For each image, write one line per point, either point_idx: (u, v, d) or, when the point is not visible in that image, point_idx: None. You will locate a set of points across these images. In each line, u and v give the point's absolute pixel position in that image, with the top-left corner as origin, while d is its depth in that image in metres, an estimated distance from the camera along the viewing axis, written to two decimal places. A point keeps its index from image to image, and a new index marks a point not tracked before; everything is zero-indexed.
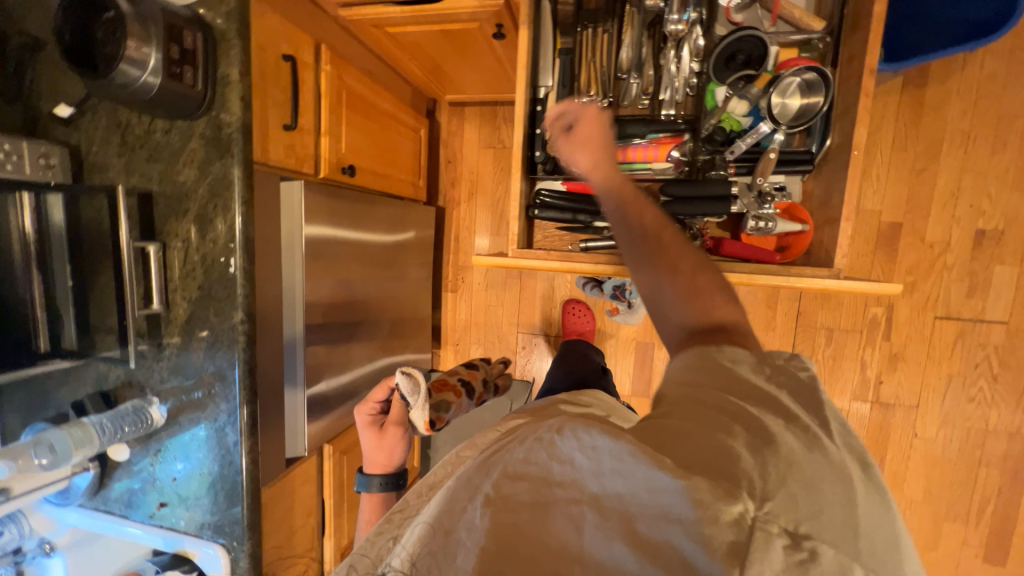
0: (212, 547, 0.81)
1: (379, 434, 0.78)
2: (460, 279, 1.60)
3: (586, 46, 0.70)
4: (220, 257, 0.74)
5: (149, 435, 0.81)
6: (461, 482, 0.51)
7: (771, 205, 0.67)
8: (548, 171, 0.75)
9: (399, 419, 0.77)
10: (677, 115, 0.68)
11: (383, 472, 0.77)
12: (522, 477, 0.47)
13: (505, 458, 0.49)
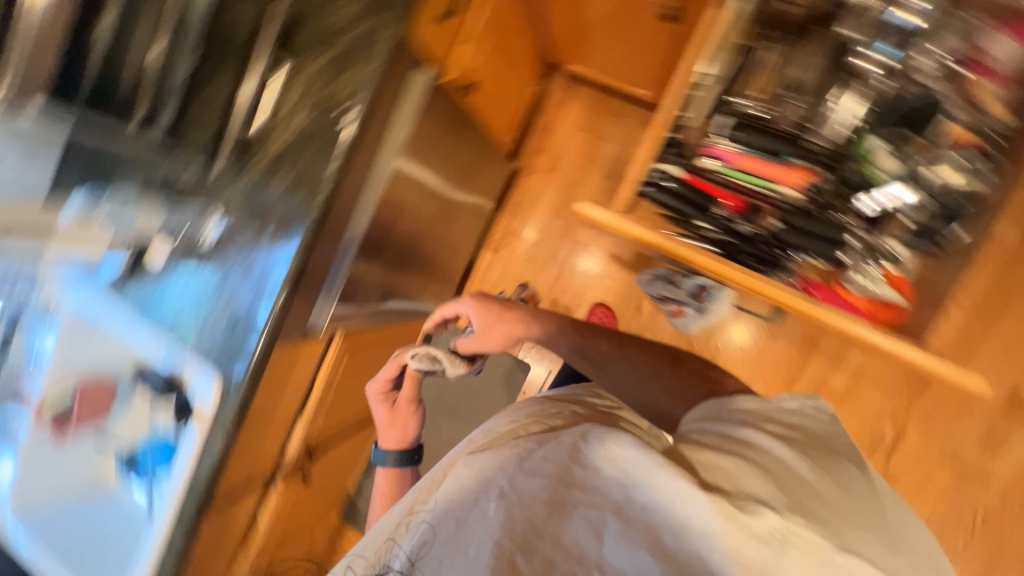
0: (208, 377, 0.80)
1: (388, 414, 1.03)
2: (506, 243, 1.62)
3: (768, 60, 0.84)
4: (337, 105, 0.75)
5: (196, 247, 0.82)
6: (470, 473, 0.57)
7: (875, 265, 0.85)
8: (676, 153, 0.86)
9: (409, 398, 1.02)
10: (828, 150, 0.81)
11: (398, 447, 1.03)
12: (540, 476, 0.54)
13: (518, 457, 0.57)
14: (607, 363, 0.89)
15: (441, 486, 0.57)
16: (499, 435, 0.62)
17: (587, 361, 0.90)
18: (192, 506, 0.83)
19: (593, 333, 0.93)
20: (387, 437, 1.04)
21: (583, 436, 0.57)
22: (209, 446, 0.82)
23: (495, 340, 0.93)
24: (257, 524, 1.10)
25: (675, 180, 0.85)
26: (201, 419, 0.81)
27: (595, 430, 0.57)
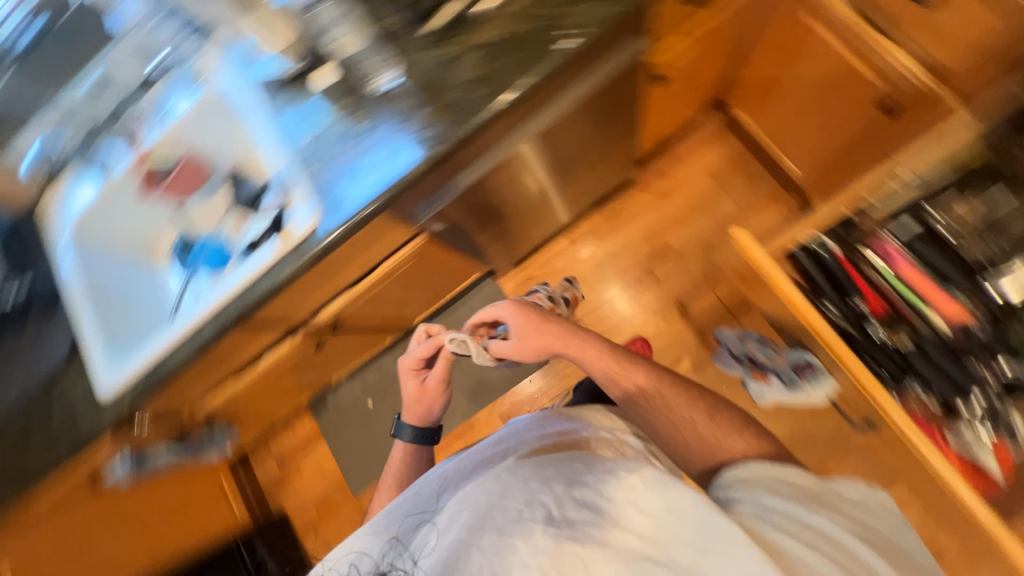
0: (310, 207, 0.81)
1: (415, 387, 1.08)
2: (584, 240, 1.64)
3: (985, 193, 0.85)
4: (560, 28, 0.73)
5: (359, 88, 0.83)
6: (519, 485, 0.68)
7: (989, 431, 0.84)
8: (841, 231, 0.88)
9: (436, 380, 1.07)
10: (1002, 304, 0.82)
11: (417, 423, 1.07)
12: (586, 508, 0.63)
13: (565, 483, 0.67)
14: (641, 402, 0.87)
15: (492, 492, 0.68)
16: (547, 457, 0.73)
17: (619, 393, 0.89)
18: (234, 312, 0.84)
19: (627, 369, 0.91)
20: (409, 410, 1.08)
21: (626, 476, 0.66)
22: (277, 268, 0.82)
23: (530, 346, 1.00)
24: (261, 359, 1.13)
25: (829, 254, 0.87)
26: (283, 241, 0.82)
27: (650, 474, 0.64)
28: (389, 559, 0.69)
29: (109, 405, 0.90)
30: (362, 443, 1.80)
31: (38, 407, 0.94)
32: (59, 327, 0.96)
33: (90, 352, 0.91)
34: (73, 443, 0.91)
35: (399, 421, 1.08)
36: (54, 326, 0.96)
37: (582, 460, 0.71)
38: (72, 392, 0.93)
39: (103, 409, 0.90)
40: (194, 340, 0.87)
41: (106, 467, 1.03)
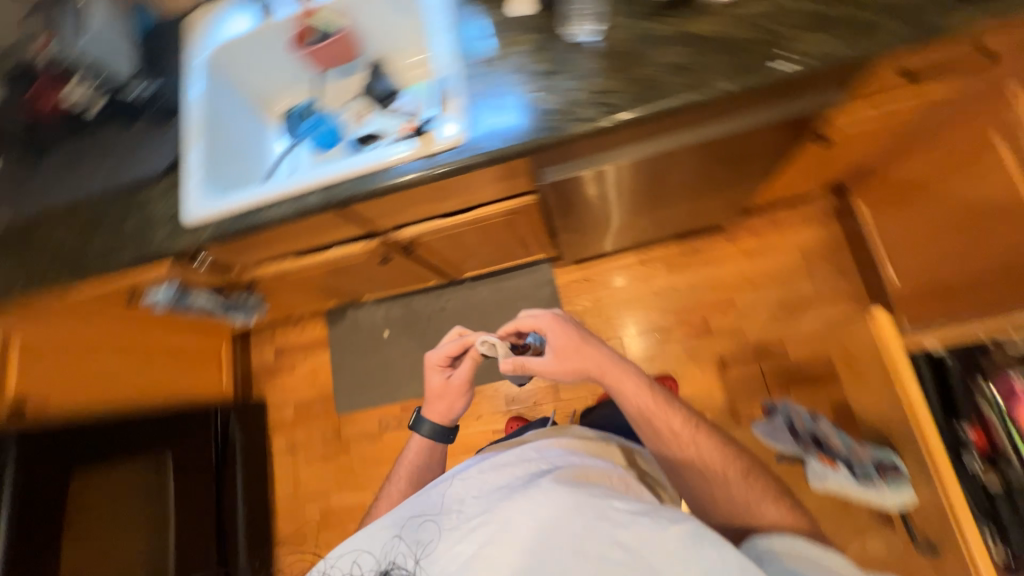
0: (459, 122, 0.79)
1: (439, 382, 1.08)
2: (653, 265, 1.62)
3: None
4: (784, 48, 0.70)
5: (552, 31, 0.81)
6: (538, 512, 0.67)
7: None
8: (974, 357, 0.95)
9: (460, 380, 1.07)
10: None
11: (439, 420, 1.07)
12: (606, 550, 0.63)
13: (589, 520, 0.65)
14: (675, 450, 0.85)
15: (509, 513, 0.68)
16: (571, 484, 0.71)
17: (651, 436, 0.87)
18: (343, 195, 0.83)
19: (662, 413, 0.87)
20: (430, 406, 1.09)
21: (654, 526, 0.64)
22: (404, 171, 0.81)
23: (565, 366, 0.94)
24: (327, 248, 1.09)
25: (953, 372, 0.96)
26: (420, 146, 0.80)
27: (687, 530, 0.62)
28: (389, 557, 0.71)
29: (186, 230, 0.88)
30: (365, 369, 1.79)
31: (119, 206, 0.94)
32: (165, 140, 0.95)
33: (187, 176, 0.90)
34: (138, 252, 0.91)
35: (420, 417, 1.09)
36: (161, 136, 0.96)
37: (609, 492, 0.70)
38: (156, 204, 0.92)
39: (180, 231, 0.89)
40: (293, 202, 0.85)
41: (146, 291, 1.04)
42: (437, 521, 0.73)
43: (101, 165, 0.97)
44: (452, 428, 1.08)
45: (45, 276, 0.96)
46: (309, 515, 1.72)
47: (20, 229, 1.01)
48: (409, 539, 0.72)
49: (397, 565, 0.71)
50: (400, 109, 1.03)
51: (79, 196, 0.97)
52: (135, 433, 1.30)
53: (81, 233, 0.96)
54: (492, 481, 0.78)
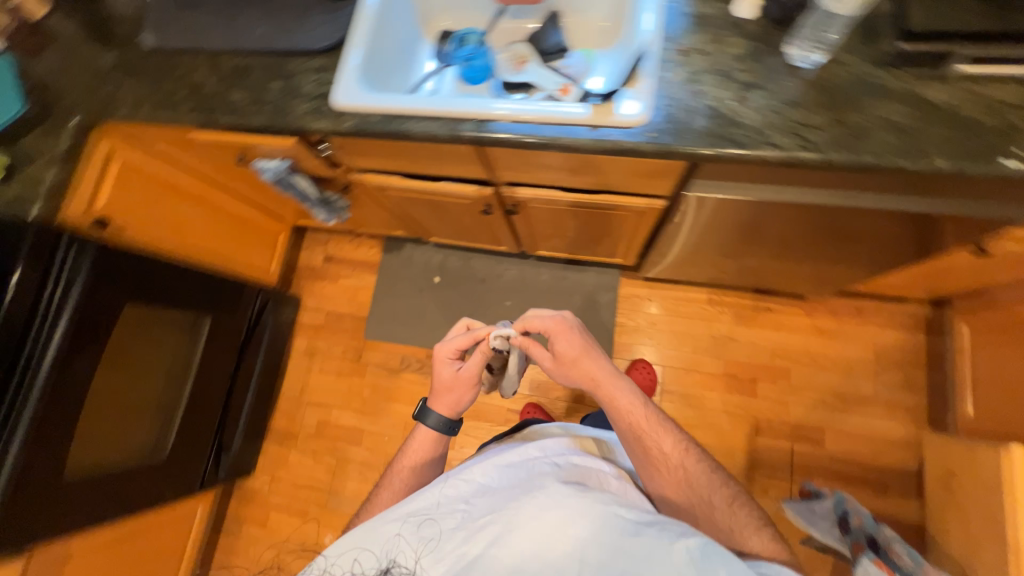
0: (645, 102, 0.75)
1: (449, 373, 0.95)
2: (720, 309, 1.57)
3: None
4: (1020, 146, 0.65)
5: (771, 42, 0.75)
6: (544, 518, 0.65)
7: None
8: None
9: (472, 372, 0.94)
10: None
11: (446, 413, 0.93)
12: (613, 560, 0.61)
13: (592, 531, 0.63)
14: (660, 468, 0.83)
15: (513, 516, 0.66)
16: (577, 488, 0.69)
17: (638, 454, 0.85)
18: (496, 135, 0.80)
19: (651, 430, 0.86)
20: (436, 399, 0.95)
21: (661, 537, 0.62)
22: (566, 132, 0.78)
23: (564, 371, 0.92)
24: (441, 181, 1.06)
25: None
26: (593, 113, 0.76)
27: (694, 547, 0.60)
28: (389, 555, 0.68)
29: (328, 114, 0.86)
30: (403, 305, 1.79)
31: (268, 68, 0.93)
32: (330, 17, 0.92)
33: (346, 64, 0.87)
34: (274, 118, 0.89)
35: (424, 410, 0.94)
36: (327, 11, 0.93)
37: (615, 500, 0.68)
38: (304, 78, 0.90)
39: (322, 112, 0.87)
40: (443, 124, 0.82)
41: (258, 159, 1.05)
42: (438, 519, 0.70)
43: (261, 21, 0.95)
44: (458, 422, 0.95)
45: (173, 110, 0.96)
46: (305, 420, 1.75)
47: (161, 57, 1.00)
48: (411, 537, 0.69)
49: (398, 564, 0.67)
50: (565, 68, 0.99)
51: (229, 45, 0.95)
52: (188, 288, 1.32)
53: (222, 80, 0.94)
54: (495, 476, 0.76)
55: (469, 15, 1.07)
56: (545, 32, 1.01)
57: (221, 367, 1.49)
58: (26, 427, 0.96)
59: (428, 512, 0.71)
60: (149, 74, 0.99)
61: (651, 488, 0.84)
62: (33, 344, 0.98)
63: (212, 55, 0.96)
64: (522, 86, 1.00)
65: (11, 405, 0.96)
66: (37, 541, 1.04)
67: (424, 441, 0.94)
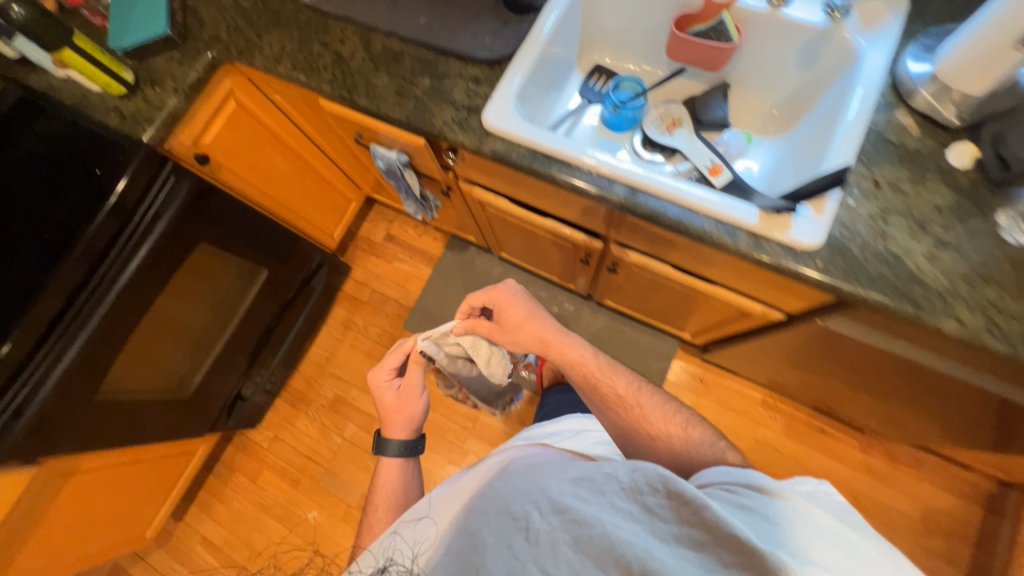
0: (824, 227, 0.67)
1: (391, 395, 0.96)
2: (772, 415, 1.48)
3: None
4: None
5: (986, 206, 0.67)
6: (498, 500, 0.63)
7: None
8: None
9: (414, 385, 0.94)
10: None
11: (404, 435, 0.94)
12: (555, 514, 0.56)
13: (531, 494, 0.60)
14: (615, 408, 0.87)
15: (477, 502, 0.65)
16: (528, 469, 0.67)
17: (597, 400, 0.89)
18: (645, 209, 0.74)
19: (600, 373, 0.90)
20: (386, 428, 0.96)
21: (591, 481, 0.58)
22: (725, 231, 0.71)
23: (510, 338, 0.94)
24: (550, 218, 1.01)
25: None
26: (761, 222, 0.69)
27: (622, 473, 0.57)
28: (386, 554, 0.68)
29: (473, 130, 0.82)
30: (448, 306, 1.75)
31: (421, 61, 0.88)
32: (498, 28, 0.87)
33: (506, 89, 0.82)
34: (415, 116, 0.84)
35: (379, 443, 0.96)
36: (497, 20, 0.87)
37: (560, 467, 0.65)
38: (456, 84, 0.85)
39: (466, 125, 0.82)
40: (593, 181, 0.76)
41: (374, 145, 1.01)
42: (426, 516, 0.71)
43: (427, 12, 0.90)
44: (411, 437, 0.95)
45: (311, 75, 0.92)
46: (322, 391, 1.72)
47: (312, 15, 0.96)
48: (409, 536, 0.69)
49: (395, 562, 0.66)
50: (719, 145, 0.93)
51: (387, 26, 0.90)
52: (257, 238, 1.29)
53: (370, 60, 0.90)
54: (469, 473, 0.75)
55: (633, 57, 1.01)
56: (710, 101, 0.94)
57: (260, 320, 1.45)
58: (82, 341, 0.94)
59: (416, 515, 0.72)
60: (296, 29, 0.95)
61: (614, 429, 0.87)
62: (108, 265, 0.95)
63: (366, 30, 0.92)
64: (667, 150, 0.96)
65: (68, 320, 0.93)
66: (52, 453, 1.02)
67: (391, 471, 0.95)
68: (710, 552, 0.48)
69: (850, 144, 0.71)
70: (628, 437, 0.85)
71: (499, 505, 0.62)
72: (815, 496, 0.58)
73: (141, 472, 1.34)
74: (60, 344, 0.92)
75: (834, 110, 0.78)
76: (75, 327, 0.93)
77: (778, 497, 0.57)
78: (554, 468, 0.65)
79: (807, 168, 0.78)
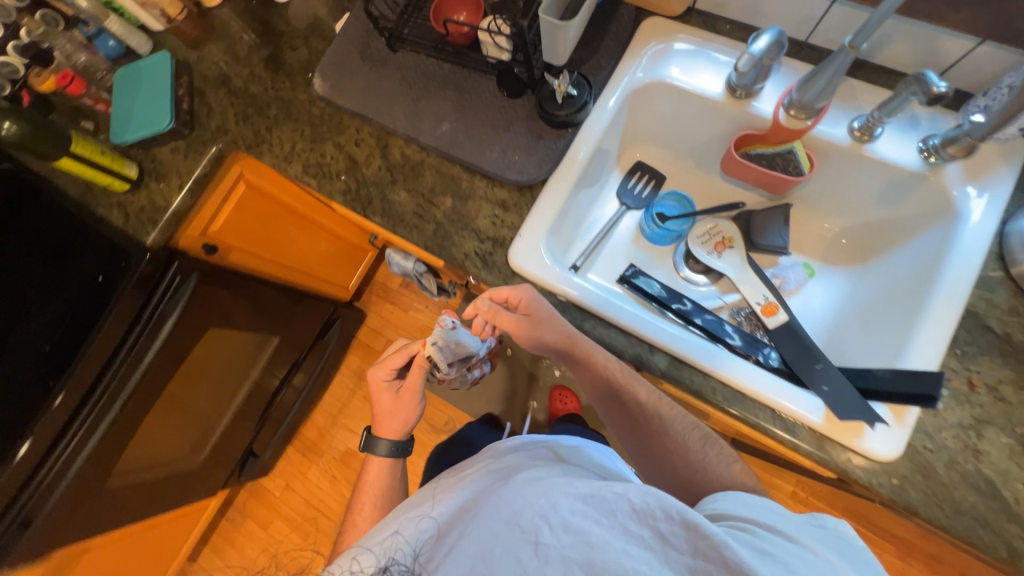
0: (896, 435, 0.58)
1: (387, 393, 0.88)
2: (802, 509, 1.39)
3: None
4: None
5: None
6: (502, 509, 0.55)
7: None
8: None
9: (409, 386, 0.85)
10: None
11: (393, 436, 0.87)
12: (565, 532, 0.49)
13: (537, 505, 0.53)
14: (637, 420, 0.71)
15: (481, 509, 0.58)
16: (535, 479, 0.58)
17: (616, 405, 0.72)
18: (689, 386, 0.65)
19: (626, 377, 0.70)
20: (377, 423, 0.89)
21: (601, 494, 0.51)
22: (783, 426, 0.62)
23: (537, 337, 0.69)
24: None
25: None
26: (827, 421, 0.60)
27: (637, 494, 0.50)
28: (388, 553, 0.60)
29: (499, 268, 0.73)
30: None
31: (443, 176, 0.79)
32: (531, 143, 0.77)
33: (575, 166, 0.75)
34: (434, 245, 0.76)
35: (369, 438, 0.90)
36: (529, 133, 0.77)
37: (571, 478, 0.57)
38: (480, 208, 0.77)
39: (490, 262, 0.74)
40: (631, 344, 0.68)
41: (389, 250, 0.93)
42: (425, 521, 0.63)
43: (450, 116, 0.80)
44: (403, 439, 0.88)
45: (324, 180, 0.84)
46: (334, 443, 1.70)
47: (326, 108, 0.87)
48: (410, 534, 0.62)
49: (397, 561, 0.59)
50: (775, 276, 0.83)
51: (406, 130, 0.81)
52: (270, 313, 1.24)
53: (387, 169, 0.81)
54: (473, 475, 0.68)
55: (681, 160, 0.90)
56: (768, 224, 0.82)
57: (270, 383, 1.41)
58: (81, 460, 0.89)
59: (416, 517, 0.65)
60: (309, 124, 0.86)
61: (624, 432, 0.74)
62: (110, 373, 0.88)
63: (385, 133, 0.83)
64: (713, 273, 0.86)
65: (67, 441, 0.87)
66: (54, 550, 0.99)
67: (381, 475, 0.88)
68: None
69: (938, 337, 0.60)
70: (643, 445, 0.72)
71: (503, 515, 0.54)
72: (831, 540, 0.53)
73: (153, 536, 1.34)
74: (59, 463, 0.87)
75: (924, 269, 0.67)
76: (73, 449, 0.88)
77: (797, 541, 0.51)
78: (565, 477, 0.57)
79: (878, 347, 0.67)
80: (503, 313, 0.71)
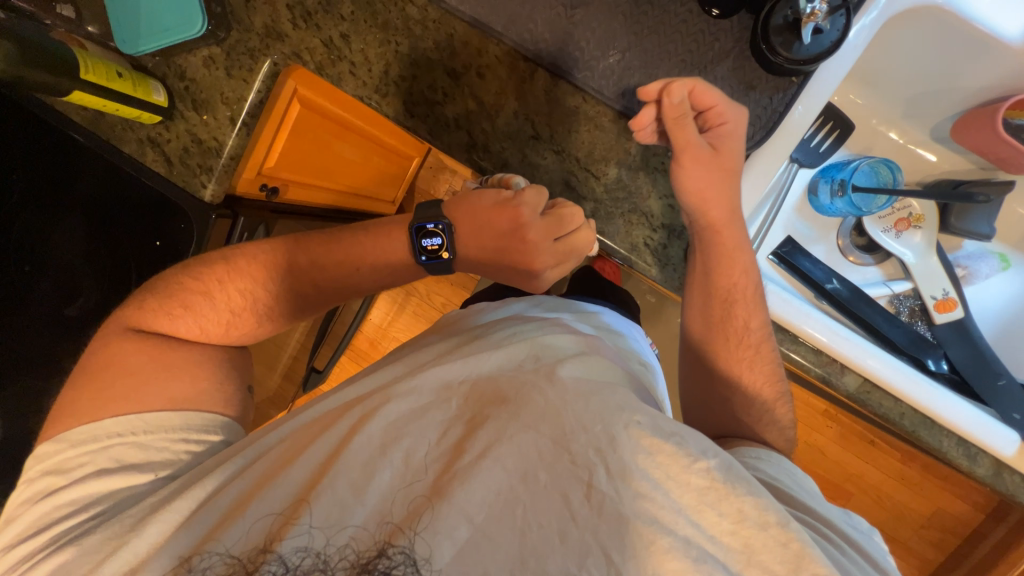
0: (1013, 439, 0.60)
1: (524, 257, 0.58)
2: (828, 422, 1.38)
3: None
4: None
5: None
6: (548, 424, 0.43)
7: None
8: None
9: (524, 228, 0.57)
10: None
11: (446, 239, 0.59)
12: (624, 483, 0.40)
13: (598, 435, 0.42)
14: (722, 344, 0.60)
15: (508, 415, 0.44)
16: (588, 390, 0.45)
17: (711, 319, 0.60)
18: (873, 409, 0.63)
19: (748, 298, 0.59)
20: (470, 238, 0.59)
21: (674, 448, 0.42)
22: (966, 452, 0.61)
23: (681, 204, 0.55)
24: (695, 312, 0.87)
25: None
26: (1016, 454, 0.59)
27: (718, 468, 0.41)
28: (322, 509, 0.41)
29: (672, 266, 0.63)
30: None
31: (605, 137, 0.60)
32: (734, 96, 0.56)
33: (789, 129, 0.57)
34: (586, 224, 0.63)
35: (455, 240, 0.59)
36: (735, 80, 0.56)
37: (630, 398, 0.46)
38: (654, 187, 0.61)
39: (663, 256, 0.62)
40: (822, 361, 0.62)
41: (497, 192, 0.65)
42: (448, 399, 0.47)
43: (623, 42, 0.57)
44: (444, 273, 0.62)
45: (436, 126, 0.63)
46: None
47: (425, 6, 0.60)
48: (374, 483, 0.42)
49: (340, 519, 0.41)
50: (961, 266, 0.73)
51: (557, 62, 0.58)
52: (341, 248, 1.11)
53: (526, 118, 0.61)
54: (505, 343, 0.51)
55: (884, 106, 0.71)
56: (972, 206, 0.70)
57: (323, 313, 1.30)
58: None
59: (435, 386, 0.48)
60: (404, 32, 0.61)
61: (694, 350, 0.63)
62: None
63: (520, 59, 0.60)
64: (882, 252, 0.75)
65: None
66: None
67: (362, 277, 0.63)
68: (753, 569, 0.39)
69: None
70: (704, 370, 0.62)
71: (553, 429, 0.43)
72: (864, 532, 0.48)
73: None
74: None
75: None
76: None
77: (849, 539, 0.46)
78: (620, 391, 0.47)
79: None
80: (689, 122, 0.53)
